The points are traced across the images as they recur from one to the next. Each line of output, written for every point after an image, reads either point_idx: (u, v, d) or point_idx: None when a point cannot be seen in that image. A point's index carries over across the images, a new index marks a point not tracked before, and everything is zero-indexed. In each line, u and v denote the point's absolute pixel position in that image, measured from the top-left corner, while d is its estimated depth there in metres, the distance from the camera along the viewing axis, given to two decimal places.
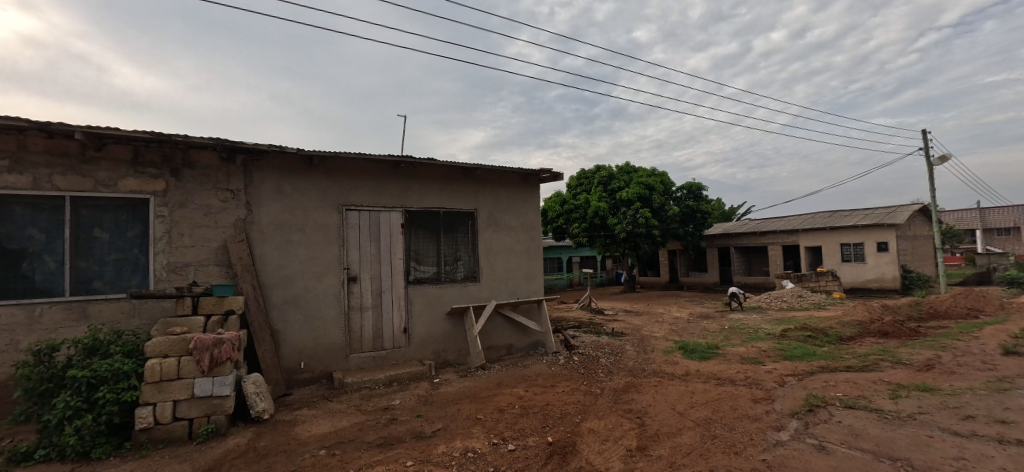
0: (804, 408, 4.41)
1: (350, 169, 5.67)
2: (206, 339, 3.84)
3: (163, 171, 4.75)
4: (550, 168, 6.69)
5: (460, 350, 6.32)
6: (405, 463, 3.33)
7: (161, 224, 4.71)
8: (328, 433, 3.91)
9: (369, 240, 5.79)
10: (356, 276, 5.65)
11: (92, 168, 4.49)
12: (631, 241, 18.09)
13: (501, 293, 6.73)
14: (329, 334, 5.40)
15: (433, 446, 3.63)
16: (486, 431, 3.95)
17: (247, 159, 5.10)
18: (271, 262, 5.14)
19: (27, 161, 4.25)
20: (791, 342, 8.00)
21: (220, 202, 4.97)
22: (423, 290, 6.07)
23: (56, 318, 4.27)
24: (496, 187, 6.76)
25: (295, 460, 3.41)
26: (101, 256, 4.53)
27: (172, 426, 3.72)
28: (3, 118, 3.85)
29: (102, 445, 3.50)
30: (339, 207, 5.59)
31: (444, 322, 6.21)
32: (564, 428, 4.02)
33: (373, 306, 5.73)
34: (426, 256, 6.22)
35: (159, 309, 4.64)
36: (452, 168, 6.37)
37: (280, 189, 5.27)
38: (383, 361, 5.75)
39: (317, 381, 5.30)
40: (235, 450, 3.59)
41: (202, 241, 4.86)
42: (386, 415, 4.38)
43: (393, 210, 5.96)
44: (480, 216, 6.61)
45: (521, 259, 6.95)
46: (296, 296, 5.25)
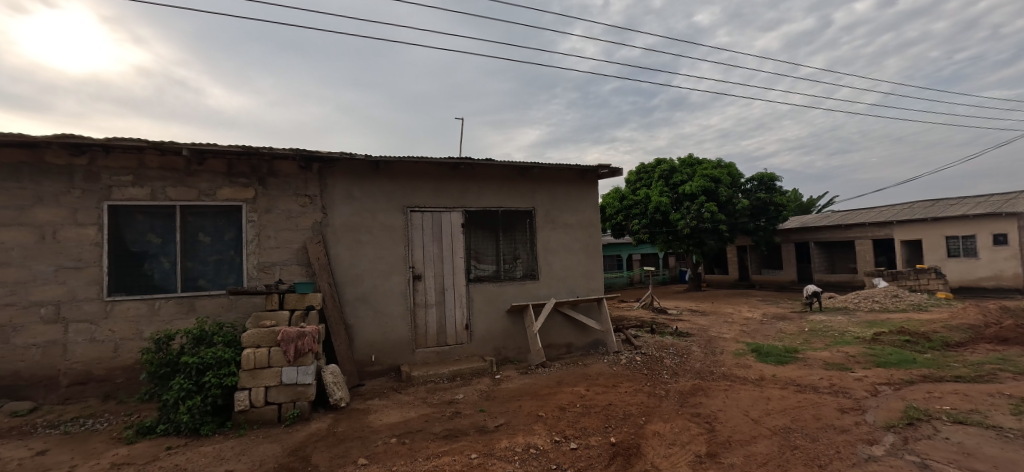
0: (902, 421, 3.95)
1: (412, 172, 5.93)
2: (291, 331, 4.22)
3: (252, 180, 5.28)
4: (609, 164, 6.54)
5: (520, 347, 6.39)
6: (469, 455, 3.43)
7: (252, 228, 5.24)
8: (397, 423, 4.14)
9: (432, 239, 6.03)
10: (420, 274, 5.91)
11: (195, 180, 5.09)
12: (695, 237, 17.21)
13: (559, 291, 6.69)
14: (396, 329, 5.70)
15: (496, 441, 3.71)
16: (548, 428, 3.97)
17: (322, 167, 5.52)
18: (343, 261, 5.53)
19: (146, 176, 4.94)
20: (884, 347, 7.18)
21: (299, 206, 5.42)
22: (483, 287, 6.21)
23: (170, 311, 4.91)
24: (554, 185, 6.74)
25: (369, 447, 3.65)
26: (204, 257, 5.14)
27: (264, 409, 4.14)
28: (128, 139, 4.49)
29: (209, 423, 3.98)
30: (404, 208, 5.87)
31: (504, 320, 6.30)
32: (627, 430, 3.93)
33: (436, 302, 5.96)
34: (485, 255, 6.36)
35: (251, 304, 5.17)
36: (510, 168, 6.44)
37: (351, 194, 5.64)
38: (447, 356, 5.96)
39: (386, 373, 5.62)
40: (317, 434, 3.91)
41: (285, 243, 5.34)
42: (450, 408, 4.53)
43: (453, 210, 6.15)
44: (538, 214, 6.62)
45: (580, 257, 6.86)
46: (366, 294, 5.60)
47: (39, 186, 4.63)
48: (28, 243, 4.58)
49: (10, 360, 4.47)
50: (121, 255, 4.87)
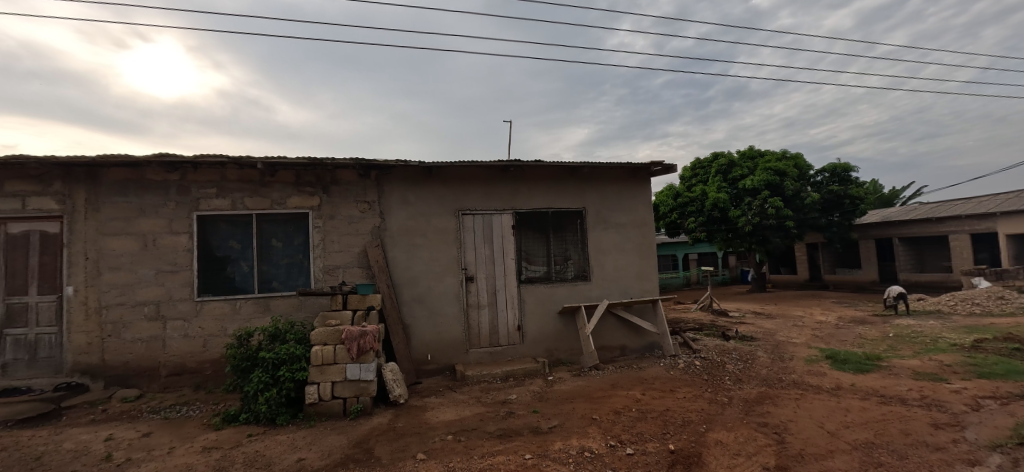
0: (1013, 441, 3.45)
1: (464, 176, 6.07)
2: (354, 330, 4.47)
3: (317, 189, 5.65)
4: (662, 160, 6.31)
5: (573, 348, 6.33)
6: (523, 456, 3.45)
7: (318, 233, 5.62)
8: (453, 421, 4.25)
9: (483, 241, 6.13)
10: (472, 276, 6.03)
11: (269, 190, 5.55)
12: (758, 235, 16.17)
13: (612, 293, 6.55)
14: (451, 329, 5.86)
15: (550, 442, 3.70)
16: (603, 432, 3.90)
17: (379, 174, 5.80)
18: (400, 264, 5.78)
19: (228, 188, 5.45)
20: (989, 356, 6.32)
21: (359, 212, 5.73)
22: (534, 288, 6.22)
23: (249, 310, 5.37)
24: (604, 184, 6.61)
25: (427, 443, 3.78)
26: (277, 260, 5.57)
27: (331, 403, 4.41)
28: (212, 156, 4.98)
29: (283, 413, 4.30)
30: (456, 212, 6.02)
31: (556, 321, 6.27)
32: (686, 437, 3.77)
33: (488, 304, 6.05)
34: (536, 256, 6.37)
35: (318, 304, 5.53)
36: (559, 168, 6.40)
37: (406, 199, 5.87)
38: (499, 356, 6.03)
39: (442, 372, 5.79)
40: (379, 428, 4.11)
41: (348, 247, 5.67)
42: (504, 408, 4.58)
43: (503, 212, 6.22)
44: (588, 214, 6.53)
45: (633, 257, 6.68)
46: (422, 295, 5.81)
47: (142, 200, 5.27)
48: (133, 250, 5.22)
49: (122, 352, 5.12)
50: (208, 259, 5.41)
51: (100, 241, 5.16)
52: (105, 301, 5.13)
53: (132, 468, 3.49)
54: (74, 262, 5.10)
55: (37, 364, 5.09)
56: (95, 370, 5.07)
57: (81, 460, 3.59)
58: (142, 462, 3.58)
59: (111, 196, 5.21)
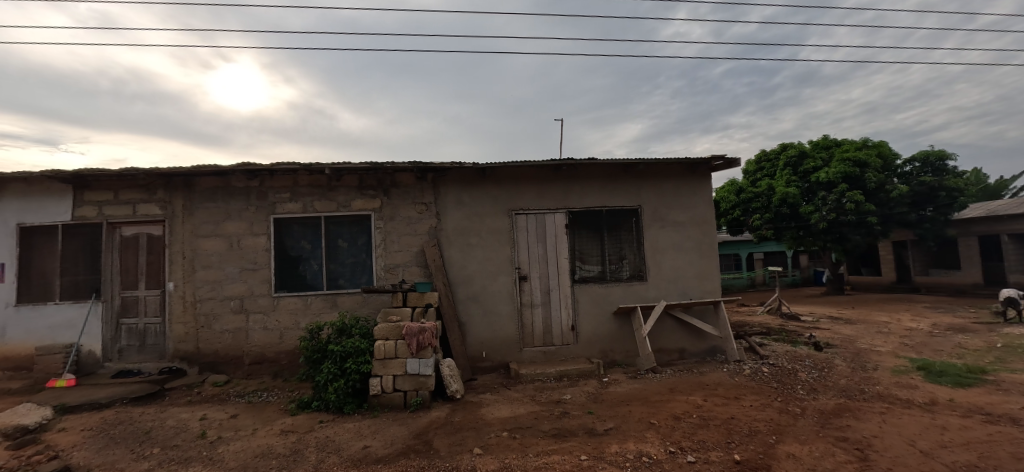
0: None
1: (517, 176, 6.12)
2: (414, 327, 4.67)
3: (379, 192, 5.96)
4: (724, 154, 5.97)
5: (629, 350, 6.17)
6: (580, 457, 3.43)
7: (379, 234, 5.92)
8: (508, 418, 4.30)
9: (536, 241, 6.15)
10: (526, 275, 6.07)
11: (335, 194, 5.93)
12: (834, 233, 14.85)
13: (670, 293, 6.31)
14: (505, 328, 5.94)
15: (606, 445, 3.65)
16: (661, 437, 3.77)
17: (435, 176, 6.00)
18: (456, 263, 5.94)
19: (300, 193, 5.90)
20: None
21: (417, 213, 5.97)
22: (589, 288, 6.14)
23: (319, 306, 5.77)
24: (661, 181, 6.38)
25: (483, 438, 3.86)
26: (343, 259, 5.94)
27: (393, 395, 4.63)
28: (286, 163, 5.41)
29: (350, 403, 4.59)
30: (509, 212, 6.09)
31: (610, 322, 6.16)
32: (753, 448, 3.54)
33: (542, 303, 6.06)
34: (590, 255, 6.28)
35: (380, 301, 5.83)
36: (613, 165, 6.26)
37: (461, 200, 6.03)
38: (553, 355, 6.02)
39: (496, 369, 5.88)
40: (437, 421, 4.26)
41: (407, 246, 5.93)
42: (558, 408, 4.57)
43: (556, 211, 6.19)
44: (644, 212, 6.33)
45: (693, 257, 6.38)
46: (477, 293, 5.94)
47: (228, 205, 5.84)
48: (221, 250, 5.79)
49: (213, 342, 5.70)
50: (283, 258, 5.88)
51: (194, 243, 5.79)
52: (199, 296, 5.74)
53: (222, 446, 3.89)
54: (174, 261, 5.77)
55: (146, 349, 5.82)
56: (191, 357, 5.69)
57: (182, 436, 4.06)
58: (230, 441, 3.97)
59: (202, 202, 5.82)
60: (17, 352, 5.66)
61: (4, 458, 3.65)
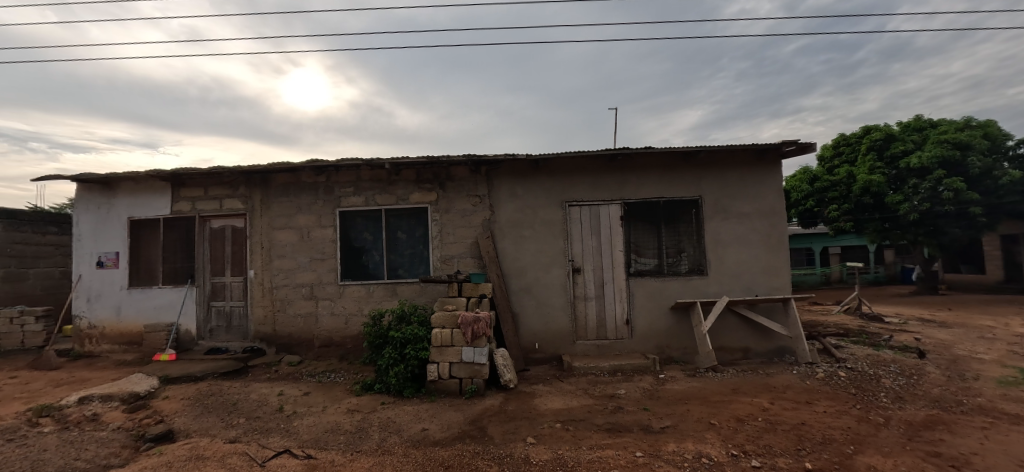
0: None
1: (570, 167, 6.05)
2: (468, 316, 4.80)
3: (435, 185, 6.15)
4: (796, 139, 5.50)
5: (687, 347, 5.93)
6: (634, 453, 3.36)
7: (435, 226, 6.11)
8: (561, 410, 4.31)
9: (590, 233, 6.05)
10: (579, 267, 6.01)
11: (394, 188, 6.20)
12: (927, 225, 13.27)
13: (733, 289, 5.96)
14: (558, 320, 5.93)
15: (663, 443, 3.54)
16: (722, 439, 3.61)
17: (489, 169, 6.09)
18: (509, 255, 6.01)
19: (363, 187, 6.23)
20: None
21: (472, 206, 6.09)
22: (645, 282, 5.96)
23: (380, 294, 6.09)
24: (724, 170, 6.02)
25: (536, 428, 3.90)
26: (402, 250, 6.20)
27: (449, 382, 4.79)
28: (351, 159, 5.73)
29: (409, 387, 4.82)
30: (563, 203, 6.03)
31: (667, 317, 5.95)
32: (827, 457, 3.28)
33: (596, 296, 5.98)
34: (646, 248, 6.08)
35: (437, 291, 6.04)
36: (672, 154, 6.00)
37: (514, 192, 6.06)
38: (607, 349, 5.93)
39: (549, 361, 5.90)
40: (491, 409, 4.35)
41: (462, 238, 6.08)
42: (612, 402, 4.51)
43: (611, 203, 6.05)
44: (706, 202, 6.02)
45: (759, 250, 5.98)
46: (530, 285, 5.97)
47: (300, 199, 6.29)
48: (294, 241, 6.27)
49: (287, 325, 6.21)
50: (348, 249, 6.26)
51: (271, 234, 6.31)
52: (275, 283, 6.26)
53: (297, 419, 4.24)
54: (254, 250, 6.33)
55: (231, 330, 6.45)
56: (269, 338, 6.24)
57: (263, 409, 4.49)
58: (304, 416, 4.33)
59: (277, 197, 6.32)
60: (129, 329, 6.51)
61: (122, 420, 4.23)
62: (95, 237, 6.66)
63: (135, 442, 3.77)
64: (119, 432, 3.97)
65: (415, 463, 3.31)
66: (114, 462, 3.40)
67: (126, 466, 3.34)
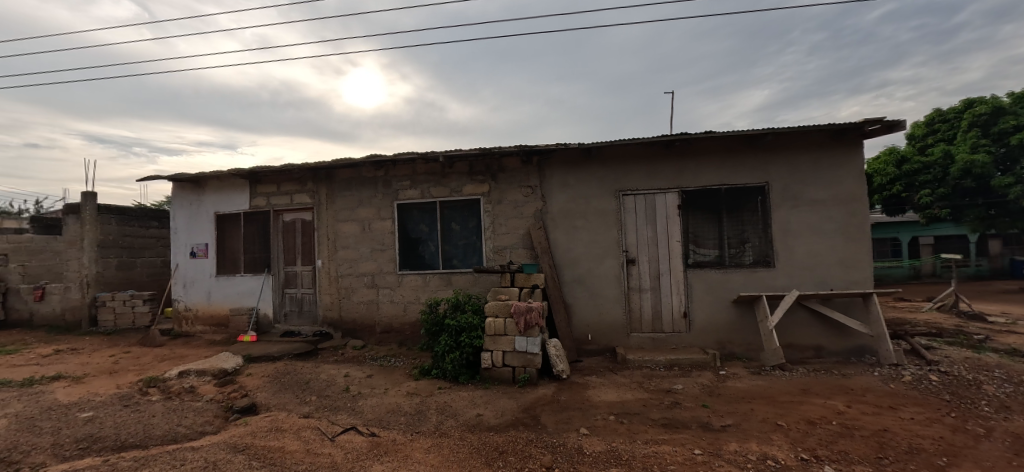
0: None
1: (624, 155, 5.87)
2: (521, 306, 4.85)
3: (487, 177, 6.23)
4: (881, 117, 4.95)
5: (751, 343, 5.61)
6: (692, 451, 3.25)
7: (488, 217, 6.21)
8: (615, 403, 4.25)
9: (645, 223, 5.87)
10: (634, 258, 5.85)
11: (448, 180, 6.36)
12: None
13: (804, 282, 5.53)
14: (611, 312, 5.84)
15: (723, 442, 3.40)
16: (790, 441, 3.39)
17: (540, 159, 6.06)
18: (561, 246, 5.98)
19: (419, 180, 6.46)
20: None
21: (523, 196, 6.11)
22: (704, 274, 5.70)
23: (436, 283, 6.31)
24: (794, 153, 5.57)
25: (589, 419, 3.89)
26: (457, 241, 6.37)
27: (502, 370, 4.89)
28: (407, 154, 5.95)
29: (463, 374, 4.97)
30: (616, 193, 5.89)
31: (729, 311, 5.65)
32: (915, 468, 2.99)
33: (651, 288, 5.81)
34: (706, 239, 5.79)
35: (490, 281, 6.15)
36: (734, 138, 5.64)
37: (566, 182, 6.00)
38: (664, 343, 5.75)
39: (602, 353, 5.83)
40: (543, 399, 4.39)
41: (514, 229, 6.13)
42: (669, 397, 4.38)
43: (668, 191, 5.82)
44: (773, 189, 5.61)
45: (835, 241, 5.49)
46: (583, 276, 5.91)
47: (361, 193, 6.64)
48: (356, 233, 6.64)
49: (352, 311, 6.62)
50: (405, 240, 6.53)
51: (336, 226, 6.72)
52: (340, 272, 6.68)
53: (362, 399, 4.54)
54: (321, 241, 6.79)
55: (303, 315, 6.98)
56: (335, 323, 6.69)
57: (332, 388, 4.85)
58: (368, 396, 4.62)
59: (341, 191, 6.72)
60: (218, 313, 7.26)
61: (215, 393, 4.76)
62: (188, 230, 7.47)
63: (225, 413, 4.22)
64: (213, 403, 4.47)
65: (470, 447, 3.42)
66: (208, 429, 3.84)
67: (218, 433, 3.77)
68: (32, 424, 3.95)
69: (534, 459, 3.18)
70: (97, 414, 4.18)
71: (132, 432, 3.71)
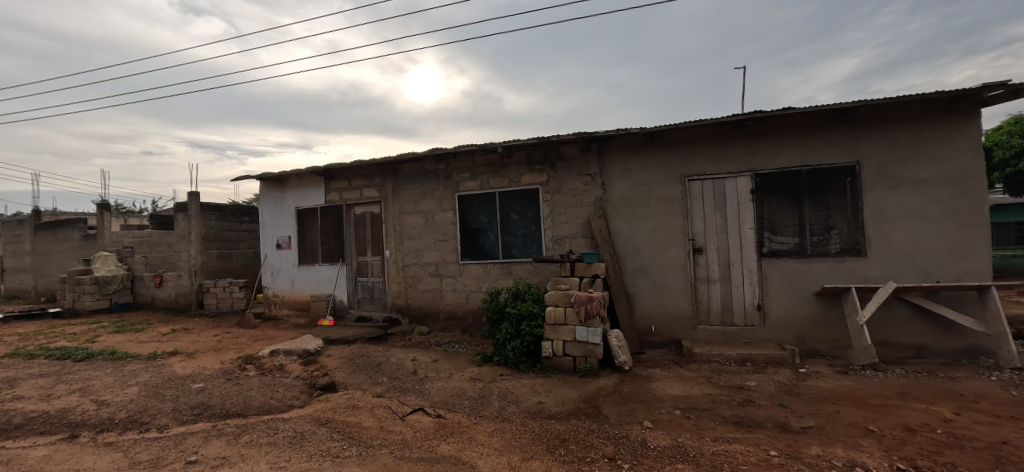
0: None
1: (690, 138, 5.56)
2: (582, 295, 4.81)
3: (545, 166, 6.20)
4: (1005, 80, 4.22)
5: (836, 340, 5.12)
6: (768, 452, 3.06)
7: (547, 207, 6.20)
8: (681, 397, 4.10)
9: (713, 209, 5.53)
10: (701, 247, 5.56)
11: (507, 170, 6.42)
12: None
13: (903, 273, 4.94)
14: (676, 303, 5.61)
15: (804, 445, 3.15)
16: (883, 449, 3.07)
17: (600, 146, 5.92)
18: (622, 234, 5.83)
19: (478, 171, 6.58)
20: None
21: (583, 185, 6.02)
22: (781, 264, 5.28)
23: (496, 273, 6.44)
24: (890, 128, 4.95)
25: (654, 412, 3.79)
26: (516, 231, 6.43)
27: (563, 359, 4.90)
28: (467, 146, 6.08)
29: (524, 362, 5.04)
30: (682, 178, 5.60)
31: (810, 304, 5.20)
32: None
33: (721, 278, 5.50)
34: (783, 225, 5.35)
35: (549, 271, 6.16)
36: (818, 114, 5.11)
37: (628, 168, 5.81)
38: (735, 337, 5.43)
39: (667, 345, 5.64)
40: (605, 390, 4.34)
41: (574, 218, 6.07)
42: (740, 394, 4.14)
43: (740, 175, 5.43)
44: (865, 169, 5.03)
45: (942, 226, 4.83)
46: (646, 266, 5.73)
47: (424, 186, 6.92)
48: (421, 224, 6.94)
49: (418, 298, 6.96)
50: (466, 231, 6.71)
51: (402, 218, 7.07)
52: (406, 262, 7.04)
53: (429, 382, 4.78)
54: (389, 233, 7.18)
55: (374, 302, 7.45)
56: (403, 310, 7.07)
57: (401, 371, 5.15)
58: (434, 380, 4.85)
59: (406, 184, 7.04)
60: (301, 298, 7.96)
61: (300, 371, 5.26)
62: (274, 224, 8.23)
63: (309, 389, 4.65)
64: (299, 380, 4.94)
65: (532, 433, 3.48)
66: (296, 403, 4.26)
67: (304, 407, 4.16)
68: (157, 391, 4.62)
69: (596, 449, 3.17)
70: (206, 385, 4.79)
71: (234, 402, 4.22)
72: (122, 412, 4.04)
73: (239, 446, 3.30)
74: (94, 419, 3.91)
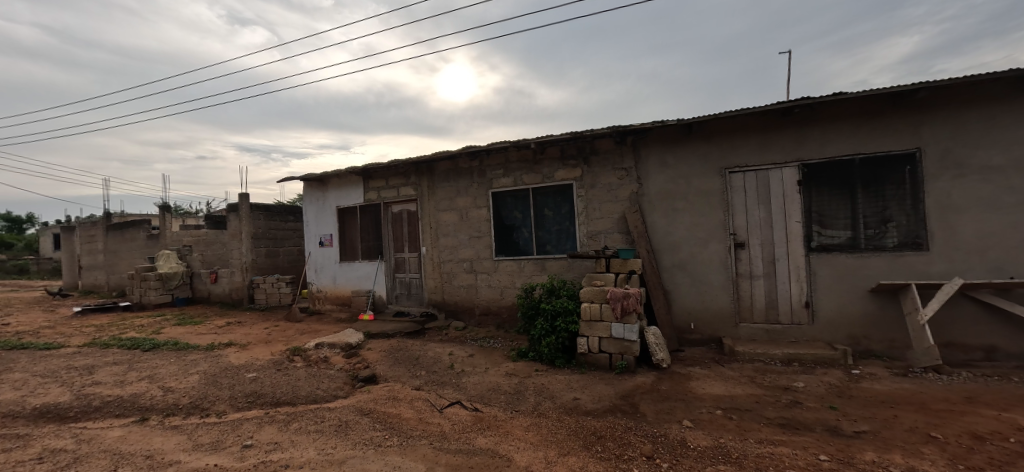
0: None
1: (731, 128, 5.34)
2: (618, 292, 4.74)
3: (579, 161, 6.15)
4: None
5: (894, 340, 4.79)
6: (817, 456, 2.92)
7: (581, 202, 6.14)
8: (723, 397, 3.97)
9: (757, 202, 5.30)
10: (743, 242, 5.35)
11: (540, 166, 6.41)
12: None
13: (971, 268, 4.56)
14: (717, 299, 5.43)
15: (858, 450, 2.99)
16: (948, 457, 2.86)
17: (636, 139, 5.79)
18: (660, 229, 5.69)
19: (512, 168, 6.61)
20: None
21: (618, 179, 5.92)
22: (832, 259, 5.00)
23: (530, 269, 6.45)
24: (957, 110, 4.56)
25: (693, 412, 3.70)
26: (550, 227, 6.42)
27: (599, 356, 4.86)
28: (500, 143, 6.12)
29: (559, 358, 5.04)
30: (722, 170, 5.40)
31: (864, 302, 4.89)
32: None
33: (765, 274, 5.27)
34: (834, 218, 5.06)
35: (584, 267, 6.11)
36: (874, 98, 4.78)
37: (665, 161, 5.67)
38: (780, 336, 5.19)
39: (707, 343, 5.47)
40: (642, 387, 4.27)
41: (608, 213, 5.98)
42: (787, 395, 3.96)
43: (786, 166, 5.17)
44: (927, 156, 4.67)
45: (1017, 217, 4.41)
46: (684, 261, 5.57)
47: (458, 183, 7.02)
48: (455, 221, 7.06)
49: (453, 294, 7.09)
50: (500, 228, 6.77)
51: (438, 215, 7.21)
52: (442, 258, 7.18)
53: (465, 377, 4.87)
54: (425, 230, 7.34)
55: (411, 297, 7.65)
56: (439, 305, 7.23)
57: (438, 365, 5.28)
58: (470, 374, 4.94)
59: (441, 182, 7.17)
60: (343, 294, 8.30)
61: (343, 363, 5.50)
62: (317, 222, 8.62)
63: (352, 381, 4.85)
64: (342, 372, 5.17)
65: (568, 429, 3.48)
66: (340, 393, 4.45)
67: (348, 398, 4.36)
68: (216, 380, 4.96)
69: (633, 447, 3.13)
70: (259, 375, 5.10)
71: (283, 391, 4.47)
72: (185, 398, 4.38)
73: (289, 432, 3.50)
74: (161, 404, 4.25)
